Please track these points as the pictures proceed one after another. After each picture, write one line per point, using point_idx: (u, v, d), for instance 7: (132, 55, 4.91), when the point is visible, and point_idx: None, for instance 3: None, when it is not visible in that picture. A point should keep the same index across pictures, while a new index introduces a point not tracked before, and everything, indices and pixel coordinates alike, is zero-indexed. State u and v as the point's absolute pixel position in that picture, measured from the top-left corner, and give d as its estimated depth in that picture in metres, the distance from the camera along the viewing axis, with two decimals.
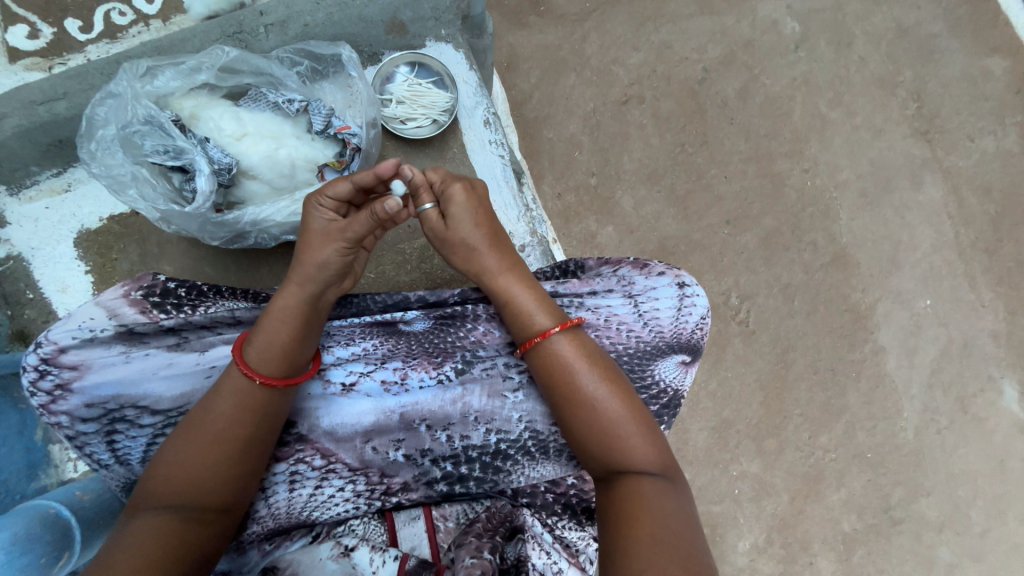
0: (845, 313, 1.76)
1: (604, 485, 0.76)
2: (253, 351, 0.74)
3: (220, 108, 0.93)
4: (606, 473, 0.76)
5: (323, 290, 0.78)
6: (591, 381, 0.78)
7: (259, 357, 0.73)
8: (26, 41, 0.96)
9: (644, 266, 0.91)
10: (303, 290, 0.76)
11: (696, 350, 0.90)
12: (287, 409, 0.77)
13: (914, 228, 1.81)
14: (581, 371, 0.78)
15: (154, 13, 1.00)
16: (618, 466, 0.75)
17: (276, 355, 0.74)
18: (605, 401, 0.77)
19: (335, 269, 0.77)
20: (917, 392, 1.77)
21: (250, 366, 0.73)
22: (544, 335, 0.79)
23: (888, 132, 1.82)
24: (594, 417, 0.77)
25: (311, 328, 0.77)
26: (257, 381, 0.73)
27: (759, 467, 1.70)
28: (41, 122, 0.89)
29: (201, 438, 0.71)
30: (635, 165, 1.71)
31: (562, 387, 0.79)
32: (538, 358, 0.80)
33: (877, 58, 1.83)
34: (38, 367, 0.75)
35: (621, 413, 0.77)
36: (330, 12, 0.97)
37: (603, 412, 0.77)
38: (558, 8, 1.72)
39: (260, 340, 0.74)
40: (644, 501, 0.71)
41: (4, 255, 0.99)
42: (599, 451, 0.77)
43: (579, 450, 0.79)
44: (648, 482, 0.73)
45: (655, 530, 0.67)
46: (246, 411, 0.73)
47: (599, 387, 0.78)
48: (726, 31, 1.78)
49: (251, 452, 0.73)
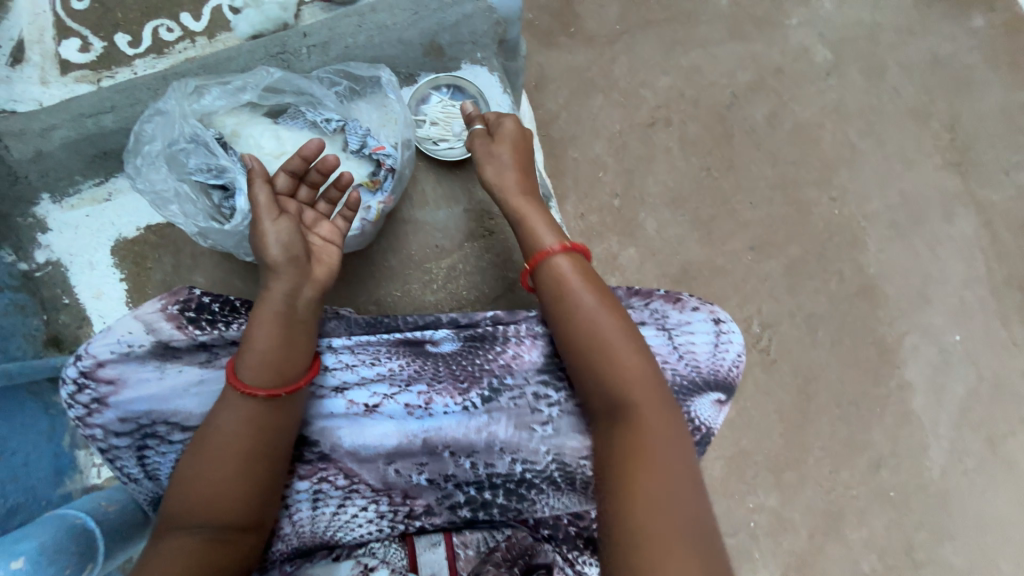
0: (871, 346, 1.72)
1: (602, 406, 0.79)
2: (240, 360, 0.76)
3: (261, 125, 0.94)
4: (606, 405, 0.79)
5: (297, 289, 0.80)
6: (590, 299, 0.82)
7: (248, 367, 0.75)
8: (77, 55, 1.01)
9: (678, 300, 0.88)
10: (275, 292, 0.79)
11: (732, 387, 0.86)
12: (291, 422, 0.77)
13: (945, 261, 1.77)
14: (582, 296, 0.83)
15: (201, 30, 1.04)
16: (617, 384, 0.78)
17: (256, 362, 0.75)
18: (602, 316, 0.81)
19: (291, 255, 0.80)
20: (944, 430, 1.72)
21: (236, 375, 0.75)
22: (552, 259, 0.85)
23: (920, 163, 1.79)
24: (592, 334, 0.80)
25: (292, 329, 0.78)
26: (239, 390, 0.74)
27: (777, 501, 1.66)
28: (88, 133, 0.92)
29: (212, 455, 0.73)
30: (659, 188, 1.71)
31: (564, 306, 0.83)
32: (544, 281, 0.86)
33: (910, 89, 1.81)
34: (76, 381, 0.76)
35: (618, 329, 0.81)
36: (371, 35, 1.00)
37: (599, 327, 0.81)
38: (588, 30, 1.73)
39: (243, 349, 0.76)
40: (646, 428, 0.75)
41: (43, 261, 0.98)
42: (599, 380, 0.79)
43: (582, 382, 0.81)
44: (645, 401, 0.77)
45: (656, 461, 0.72)
46: (253, 426, 0.74)
47: (596, 304, 0.82)
48: (757, 58, 1.77)
49: (262, 465, 0.74)
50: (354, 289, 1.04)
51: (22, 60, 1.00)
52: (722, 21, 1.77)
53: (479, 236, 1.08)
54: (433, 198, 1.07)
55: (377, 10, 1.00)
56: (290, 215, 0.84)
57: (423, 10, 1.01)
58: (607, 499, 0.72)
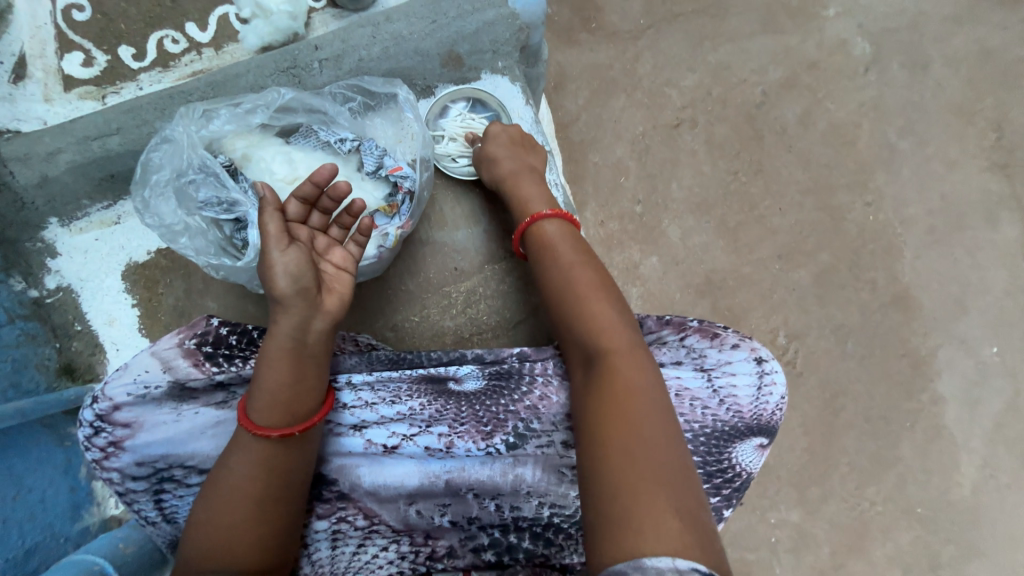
0: (903, 359, 1.65)
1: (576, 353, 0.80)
2: (252, 402, 0.72)
3: (272, 147, 0.89)
4: (584, 355, 0.79)
5: (308, 322, 0.75)
6: (567, 255, 0.87)
7: (260, 408, 0.72)
8: (81, 70, 0.97)
9: (717, 338, 0.83)
10: (285, 328, 0.74)
11: (774, 432, 0.82)
12: (306, 462, 0.74)
13: (985, 269, 1.67)
14: (562, 254, 0.87)
15: (207, 41, 0.99)
16: (589, 331, 0.79)
17: (268, 403, 0.71)
18: (577, 269, 0.85)
19: (301, 288, 0.75)
20: (977, 446, 1.65)
21: (248, 417, 0.72)
22: (537, 222, 0.90)
23: (963, 164, 1.68)
24: (567, 285, 0.84)
25: (303, 365, 0.74)
26: (252, 432, 0.71)
27: (799, 517, 1.62)
28: (94, 157, 0.88)
29: (224, 499, 0.70)
30: (684, 193, 1.63)
31: (544, 261, 0.88)
32: (529, 241, 0.91)
33: (956, 83, 1.69)
34: (92, 424, 0.73)
35: (592, 281, 0.84)
36: (385, 46, 0.94)
37: (574, 279, 0.84)
38: (610, 24, 1.63)
39: (253, 390, 0.72)
40: (621, 376, 0.73)
41: (54, 287, 0.95)
42: (577, 332, 0.80)
43: (562, 336, 0.83)
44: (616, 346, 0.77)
45: (629, 406, 0.70)
46: (267, 469, 0.71)
47: (572, 258, 0.86)
48: (790, 52, 1.66)
49: (277, 508, 0.71)
50: (371, 314, 1.00)
51: (24, 76, 0.96)
52: (753, 12, 1.66)
53: (500, 258, 1.03)
54: (452, 218, 1.02)
55: (391, 20, 0.94)
56: (300, 244, 0.78)
57: (440, 19, 0.95)
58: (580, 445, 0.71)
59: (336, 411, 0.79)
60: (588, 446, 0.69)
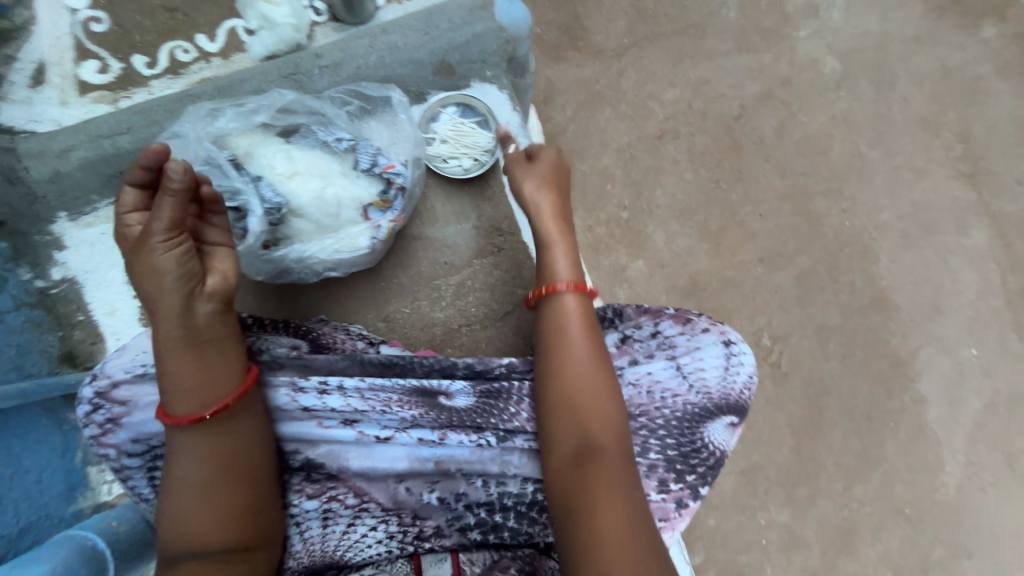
0: (884, 359, 1.70)
1: (573, 442, 0.78)
2: (166, 396, 0.74)
3: (273, 146, 0.95)
4: (580, 438, 0.78)
5: (192, 305, 0.74)
6: (579, 338, 0.83)
7: (173, 401, 0.73)
8: (96, 76, 1.04)
9: (686, 322, 0.88)
10: (171, 316, 0.73)
11: (744, 410, 0.86)
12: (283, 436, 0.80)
13: (958, 271, 1.74)
14: (573, 337, 0.83)
15: (215, 51, 1.06)
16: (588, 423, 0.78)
17: (178, 394, 0.73)
18: (585, 353, 0.82)
19: (188, 272, 0.74)
20: (960, 445, 1.69)
21: (166, 412, 0.73)
22: (553, 291, 0.86)
23: (931, 173, 1.77)
24: (574, 371, 0.81)
25: (199, 351, 0.75)
26: (173, 423, 0.73)
27: (789, 517, 1.63)
28: (105, 154, 0.94)
29: (184, 488, 0.72)
30: (667, 200, 1.70)
31: (554, 337, 0.84)
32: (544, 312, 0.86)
33: (920, 98, 1.79)
34: (91, 401, 0.76)
35: (597, 369, 0.81)
36: (381, 55, 1.01)
37: (582, 365, 0.81)
38: (595, 43, 1.73)
39: (164, 385, 0.74)
40: (612, 480, 0.74)
41: (59, 278, 0.99)
42: (577, 416, 0.79)
43: (557, 414, 0.80)
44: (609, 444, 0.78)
45: (624, 504, 0.72)
46: (208, 454, 0.73)
47: (582, 342, 0.83)
48: (765, 69, 1.77)
49: (230, 488, 0.74)
50: (364, 304, 1.05)
51: (43, 82, 1.02)
52: (729, 32, 1.76)
53: (488, 252, 1.09)
54: (442, 214, 1.08)
55: (388, 32, 1.02)
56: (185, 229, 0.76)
57: (433, 31, 1.03)
58: (573, 536, 0.71)
59: (327, 411, 0.82)
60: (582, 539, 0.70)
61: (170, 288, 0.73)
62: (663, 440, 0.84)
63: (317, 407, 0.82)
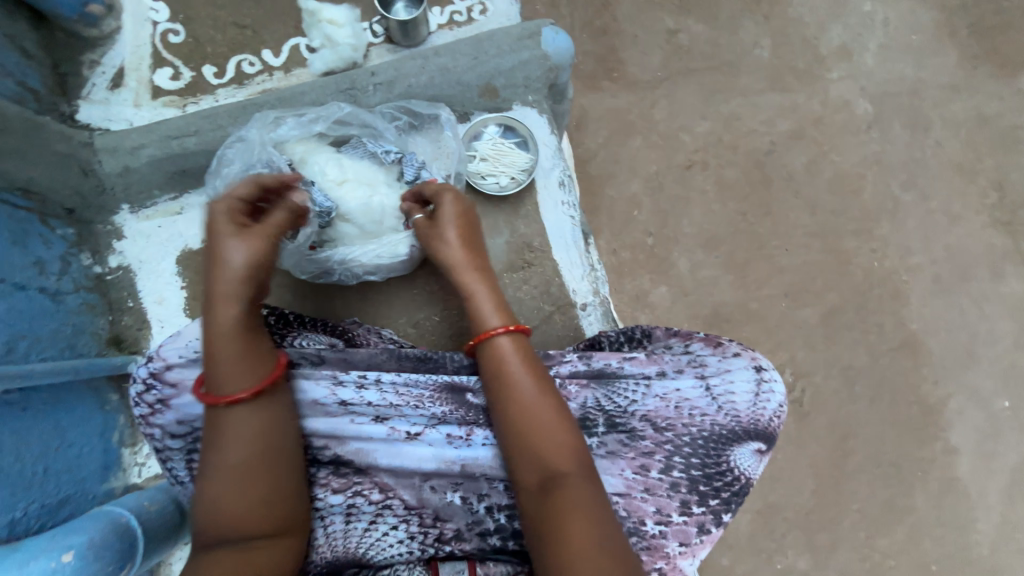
0: (913, 405, 1.65)
1: (538, 491, 0.77)
2: (218, 378, 0.76)
3: (325, 154, 1.00)
4: (541, 477, 0.77)
5: (257, 294, 0.82)
6: (524, 380, 0.81)
7: (227, 380, 0.76)
8: (168, 82, 1.12)
9: (717, 345, 0.88)
10: (235, 303, 0.79)
11: (773, 438, 0.85)
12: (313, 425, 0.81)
13: (993, 320, 1.70)
14: (519, 378, 0.81)
15: (278, 65, 1.14)
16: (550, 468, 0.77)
17: (235, 370, 0.76)
18: (534, 395, 0.80)
19: (263, 263, 0.82)
20: (993, 502, 1.61)
21: (221, 392, 0.76)
22: (489, 337, 0.84)
23: (966, 219, 1.75)
24: (525, 416, 0.79)
25: (258, 332, 0.81)
26: (229, 400, 0.75)
27: (807, 564, 1.56)
28: (172, 153, 1.01)
29: (214, 469, 0.74)
30: (694, 229, 1.72)
31: (500, 382, 0.81)
32: (485, 358, 0.84)
33: (955, 144, 1.79)
34: (145, 380, 0.80)
35: (549, 410, 0.79)
36: (432, 75, 1.07)
37: (531, 409, 0.79)
38: (630, 74, 1.78)
39: (216, 368, 0.76)
40: (586, 526, 0.72)
41: (115, 265, 1.05)
42: (535, 455, 0.78)
43: (516, 456, 0.79)
44: (577, 484, 0.76)
45: (595, 533, 0.72)
46: (240, 439, 0.75)
47: (528, 384, 0.81)
48: (797, 108, 1.79)
49: (269, 472, 0.75)
50: (395, 310, 1.08)
51: (121, 85, 1.11)
52: (763, 70, 1.79)
53: (518, 268, 1.11)
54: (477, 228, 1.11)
55: (439, 54, 1.08)
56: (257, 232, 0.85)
57: (482, 56, 1.09)
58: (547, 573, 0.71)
59: (361, 406, 0.84)
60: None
61: (245, 275, 0.80)
62: (687, 459, 0.83)
63: (353, 401, 0.84)
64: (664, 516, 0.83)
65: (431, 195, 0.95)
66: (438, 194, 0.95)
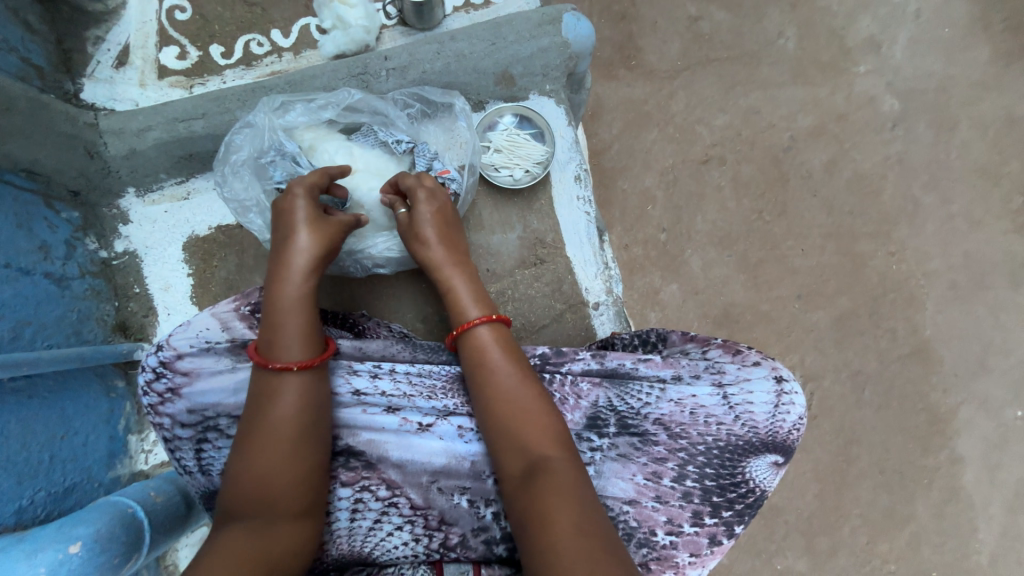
0: (921, 413, 1.63)
1: (521, 479, 0.74)
2: (286, 347, 0.77)
3: (335, 142, 0.97)
4: (523, 461, 0.75)
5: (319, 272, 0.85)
6: (503, 368, 0.80)
7: (295, 348, 0.78)
8: (174, 61, 1.09)
9: (737, 354, 0.86)
10: (302, 278, 0.83)
11: (790, 451, 0.84)
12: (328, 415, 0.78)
13: (1009, 329, 1.66)
14: (498, 364, 0.81)
15: (288, 46, 1.11)
16: (532, 455, 0.75)
17: (304, 340, 0.78)
18: (514, 381, 0.79)
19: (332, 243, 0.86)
20: (996, 512, 1.60)
21: (290, 359, 0.77)
22: (469, 327, 0.84)
23: (988, 224, 1.70)
24: (505, 403, 0.78)
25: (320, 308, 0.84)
26: (297, 368, 0.76)
27: (806, 566, 1.57)
28: (178, 136, 0.98)
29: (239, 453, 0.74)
30: (707, 227, 1.68)
31: (478, 370, 0.81)
32: (464, 348, 0.84)
33: (981, 146, 1.73)
34: (155, 369, 0.80)
35: (529, 397, 0.78)
36: (447, 62, 1.03)
37: (512, 396, 0.78)
38: (648, 63, 1.72)
39: (287, 336, 0.78)
40: (570, 512, 0.68)
41: (121, 250, 1.04)
42: (516, 442, 0.76)
43: (497, 442, 0.77)
44: (561, 470, 0.73)
45: (580, 517, 0.68)
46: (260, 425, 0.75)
47: (507, 371, 0.80)
48: (819, 103, 1.73)
49: (304, 456, 0.75)
50: (404, 303, 1.06)
51: (126, 64, 1.08)
52: (785, 63, 1.73)
53: (530, 264, 1.09)
54: (490, 222, 1.08)
55: (456, 39, 1.04)
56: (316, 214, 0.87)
57: (500, 42, 1.04)
58: (531, 559, 0.67)
59: (374, 396, 0.84)
60: (541, 562, 0.65)
61: (317, 250, 0.84)
62: (701, 468, 0.82)
63: (367, 391, 0.84)
64: (674, 526, 0.82)
65: (405, 189, 0.93)
66: (413, 186, 0.93)
